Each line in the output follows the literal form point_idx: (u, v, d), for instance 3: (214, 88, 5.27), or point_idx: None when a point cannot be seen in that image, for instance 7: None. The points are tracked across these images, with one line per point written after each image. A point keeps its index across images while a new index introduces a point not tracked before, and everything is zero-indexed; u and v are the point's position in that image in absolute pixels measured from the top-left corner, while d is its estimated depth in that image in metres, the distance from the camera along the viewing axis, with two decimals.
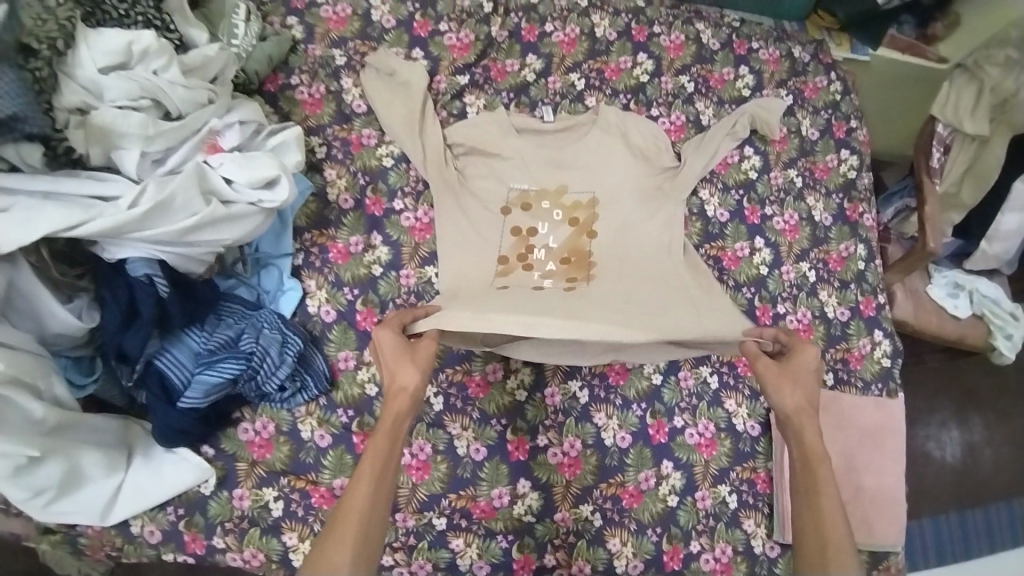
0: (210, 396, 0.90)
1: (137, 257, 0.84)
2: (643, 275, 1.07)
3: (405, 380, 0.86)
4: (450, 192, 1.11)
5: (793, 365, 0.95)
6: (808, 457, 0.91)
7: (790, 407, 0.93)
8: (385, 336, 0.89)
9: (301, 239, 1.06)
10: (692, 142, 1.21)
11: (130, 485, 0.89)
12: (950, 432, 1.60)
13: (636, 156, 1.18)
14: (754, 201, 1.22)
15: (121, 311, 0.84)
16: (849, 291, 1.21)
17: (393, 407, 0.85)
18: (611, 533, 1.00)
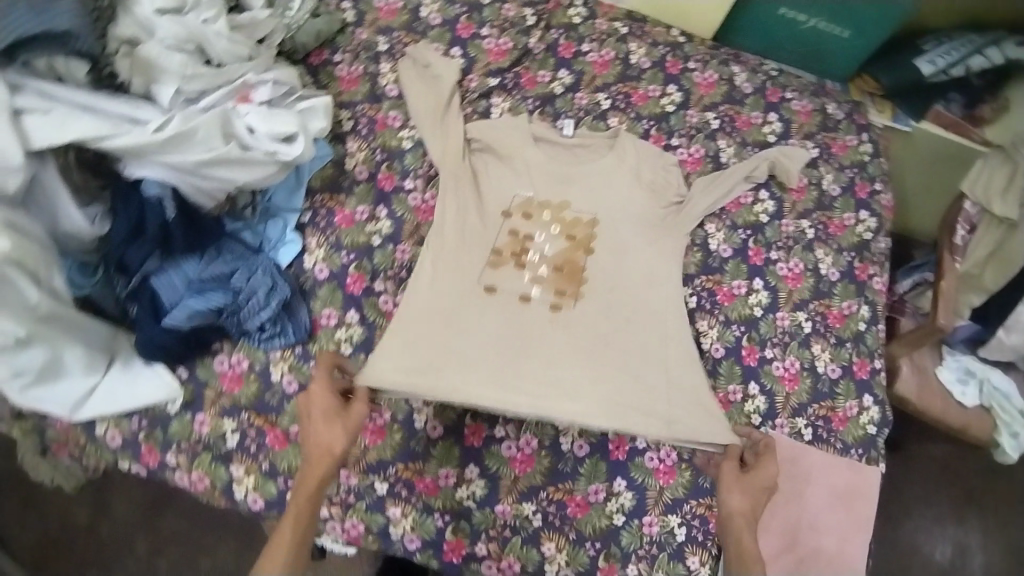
0: (193, 320, 0.96)
1: (153, 178, 0.94)
2: (630, 313, 1.06)
3: (332, 440, 0.87)
4: (456, 185, 1.14)
5: (754, 474, 0.94)
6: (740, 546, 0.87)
7: (735, 509, 0.90)
8: (319, 396, 0.91)
9: (312, 199, 1.13)
10: (710, 179, 1.20)
11: (104, 388, 0.97)
12: (945, 530, 1.50)
13: (644, 187, 1.16)
14: (760, 243, 1.22)
15: (129, 225, 0.93)
16: (844, 349, 1.18)
17: (318, 460, 0.86)
18: (547, 536, 0.99)
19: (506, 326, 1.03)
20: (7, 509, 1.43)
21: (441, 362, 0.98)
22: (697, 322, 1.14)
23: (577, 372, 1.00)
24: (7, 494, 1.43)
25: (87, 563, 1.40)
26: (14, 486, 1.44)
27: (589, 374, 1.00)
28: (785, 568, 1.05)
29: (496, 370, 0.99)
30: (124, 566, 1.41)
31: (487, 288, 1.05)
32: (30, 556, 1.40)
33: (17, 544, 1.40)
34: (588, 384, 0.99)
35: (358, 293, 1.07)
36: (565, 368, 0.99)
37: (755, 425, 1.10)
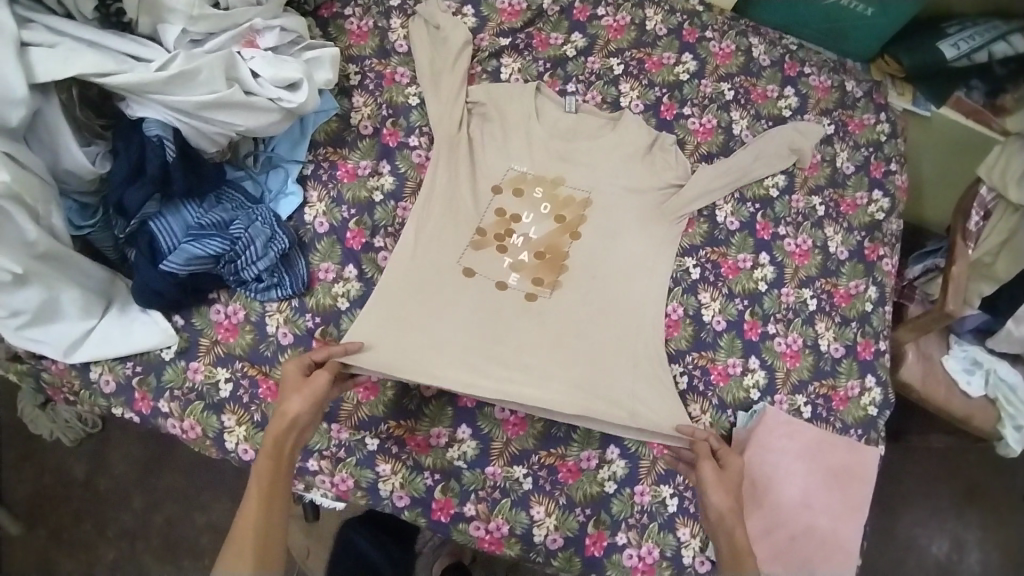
0: (190, 266, 0.94)
1: (155, 119, 0.92)
2: (605, 306, 1.07)
3: (297, 413, 0.85)
4: (451, 158, 1.13)
5: (729, 471, 0.92)
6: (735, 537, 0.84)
7: (726, 508, 0.87)
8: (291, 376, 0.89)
9: (315, 152, 1.11)
10: (708, 168, 1.17)
11: (100, 332, 0.95)
12: (939, 522, 1.49)
13: (643, 168, 1.16)
14: (769, 217, 1.19)
15: (129, 166, 0.91)
16: (848, 328, 1.16)
17: (282, 433, 0.84)
18: (537, 500, 0.97)
19: (480, 312, 1.04)
20: (6, 459, 1.44)
21: (412, 338, 0.99)
22: (698, 294, 1.11)
23: (543, 363, 1.02)
24: (7, 444, 1.45)
25: (81, 517, 1.42)
26: (14, 437, 1.45)
27: (554, 366, 1.02)
28: (778, 546, 1.02)
29: (464, 353, 1.00)
30: (119, 520, 1.42)
31: (467, 269, 1.07)
32: (25, 508, 1.42)
33: (15, 494, 1.42)
34: (551, 377, 1.01)
35: (357, 249, 1.06)
36: (534, 358, 1.02)
37: (753, 399, 1.08)
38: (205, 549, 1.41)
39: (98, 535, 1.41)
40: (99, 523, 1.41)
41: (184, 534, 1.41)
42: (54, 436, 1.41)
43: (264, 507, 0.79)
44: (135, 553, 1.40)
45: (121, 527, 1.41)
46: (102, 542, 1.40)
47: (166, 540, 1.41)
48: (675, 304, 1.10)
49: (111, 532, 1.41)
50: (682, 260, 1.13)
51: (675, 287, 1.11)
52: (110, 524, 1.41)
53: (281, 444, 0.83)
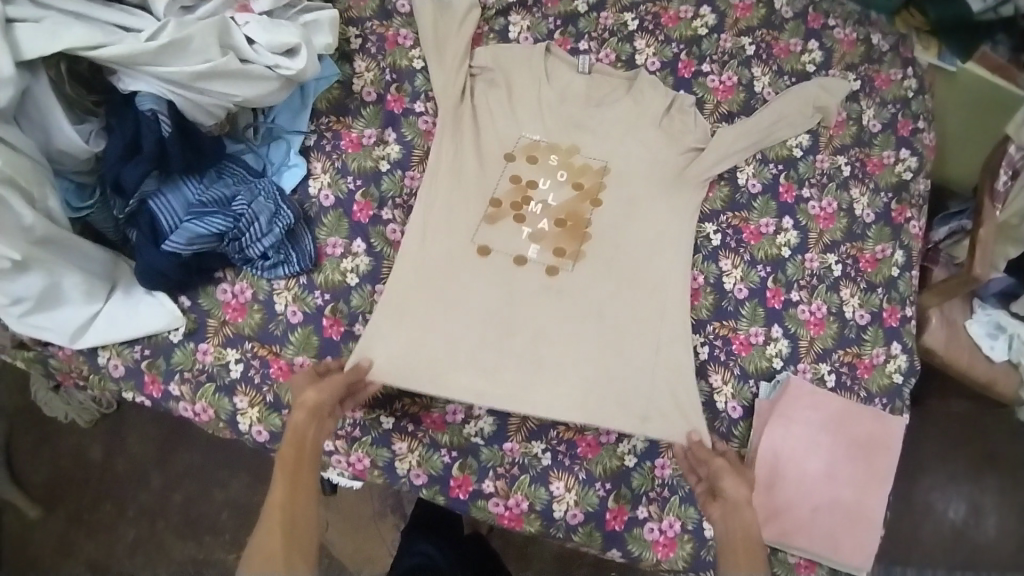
0: (193, 245, 0.91)
1: (148, 92, 0.87)
2: (623, 286, 1.03)
3: (313, 405, 0.85)
4: (457, 132, 1.08)
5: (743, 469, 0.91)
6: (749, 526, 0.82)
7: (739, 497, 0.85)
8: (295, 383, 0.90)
9: (318, 121, 1.06)
10: (731, 127, 1.11)
11: (106, 317, 0.93)
12: (959, 486, 1.48)
13: (662, 133, 1.11)
14: (793, 179, 1.14)
15: (124, 143, 0.87)
16: (874, 295, 1.12)
17: (300, 428, 0.83)
18: (557, 475, 0.96)
19: (496, 291, 1.01)
20: (22, 444, 1.45)
21: (429, 323, 0.98)
22: (719, 261, 1.08)
23: (558, 347, 0.99)
24: (22, 429, 1.46)
25: (99, 497, 1.43)
26: (30, 422, 1.46)
27: (570, 349, 0.99)
28: (802, 518, 1.00)
29: (481, 336, 0.98)
30: (137, 499, 1.43)
31: (482, 246, 1.03)
32: (43, 492, 1.43)
33: (33, 476, 1.43)
34: (565, 365, 0.98)
35: (365, 222, 1.02)
36: (548, 343, 0.99)
37: (776, 368, 1.05)
38: (225, 525, 1.42)
39: (118, 513, 1.42)
40: (117, 503, 1.42)
41: (203, 511, 1.42)
42: (69, 418, 1.42)
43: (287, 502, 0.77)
44: (155, 531, 1.41)
45: (139, 505, 1.42)
46: (121, 521, 1.41)
47: (186, 517, 1.42)
48: (695, 272, 1.07)
49: (130, 511, 1.42)
50: (703, 226, 1.09)
51: (696, 254, 1.07)
52: (129, 504, 1.42)
53: (299, 438, 0.82)
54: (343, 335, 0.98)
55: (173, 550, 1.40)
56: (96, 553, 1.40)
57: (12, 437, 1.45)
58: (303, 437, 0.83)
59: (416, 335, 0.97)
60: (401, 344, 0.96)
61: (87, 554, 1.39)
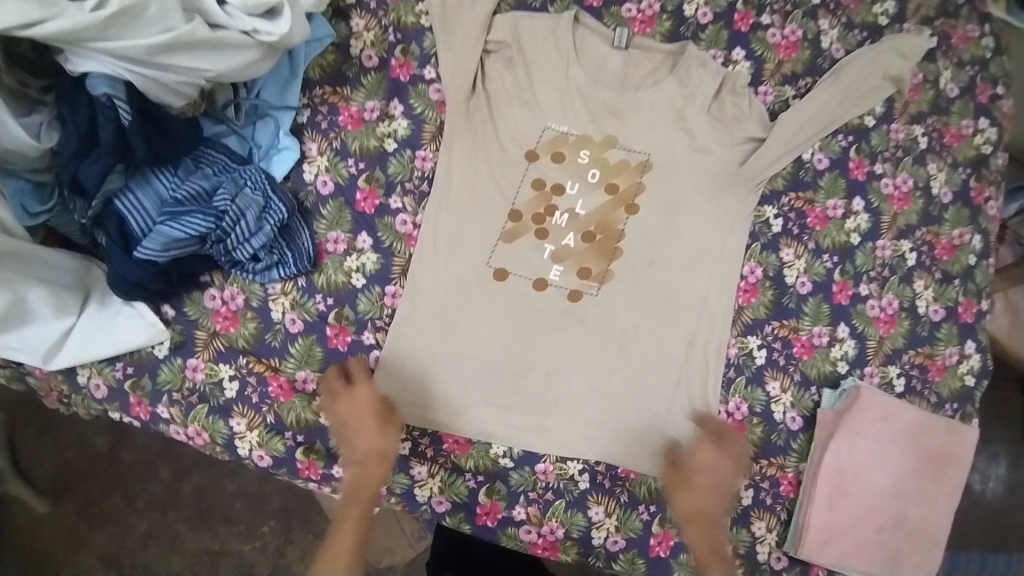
0: (170, 251, 0.79)
1: (101, 73, 0.73)
2: (659, 310, 0.89)
3: (380, 452, 0.77)
4: (468, 132, 0.91)
5: (694, 469, 0.80)
6: (699, 545, 0.77)
7: (685, 515, 0.78)
8: (348, 406, 0.80)
9: (310, 93, 0.91)
10: (796, 110, 0.93)
11: (80, 332, 0.83)
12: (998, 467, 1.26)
13: (713, 123, 0.93)
14: (864, 152, 0.97)
15: (78, 137, 0.74)
16: (950, 287, 0.98)
17: (363, 474, 0.77)
18: (596, 500, 0.86)
19: (511, 323, 0.87)
20: (23, 436, 1.31)
21: (434, 368, 0.86)
22: (780, 250, 0.93)
23: (579, 385, 0.87)
24: (24, 422, 1.31)
25: (109, 489, 1.31)
26: (29, 411, 1.32)
27: (593, 387, 0.87)
28: (862, 540, 0.90)
29: (491, 382, 0.86)
30: (148, 490, 1.31)
31: (498, 270, 0.88)
32: (51, 485, 1.30)
33: (38, 468, 1.30)
34: (587, 403, 0.87)
35: (370, 213, 0.89)
36: (568, 382, 0.87)
37: (841, 373, 0.92)
38: (239, 516, 1.32)
39: (127, 507, 1.30)
40: (127, 495, 1.31)
41: (214, 503, 1.31)
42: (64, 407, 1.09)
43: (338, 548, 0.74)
44: (168, 524, 1.30)
45: (150, 497, 1.31)
46: (132, 513, 1.30)
47: (199, 508, 1.32)
48: (752, 264, 0.92)
49: (140, 503, 1.30)
50: (761, 209, 0.94)
51: (752, 244, 0.93)
52: (139, 496, 1.30)
53: (365, 488, 0.76)
54: (350, 346, 0.86)
55: (187, 543, 1.30)
56: (109, 547, 1.28)
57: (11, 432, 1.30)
58: (364, 484, 0.77)
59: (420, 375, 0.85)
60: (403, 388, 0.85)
61: (98, 548, 1.28)
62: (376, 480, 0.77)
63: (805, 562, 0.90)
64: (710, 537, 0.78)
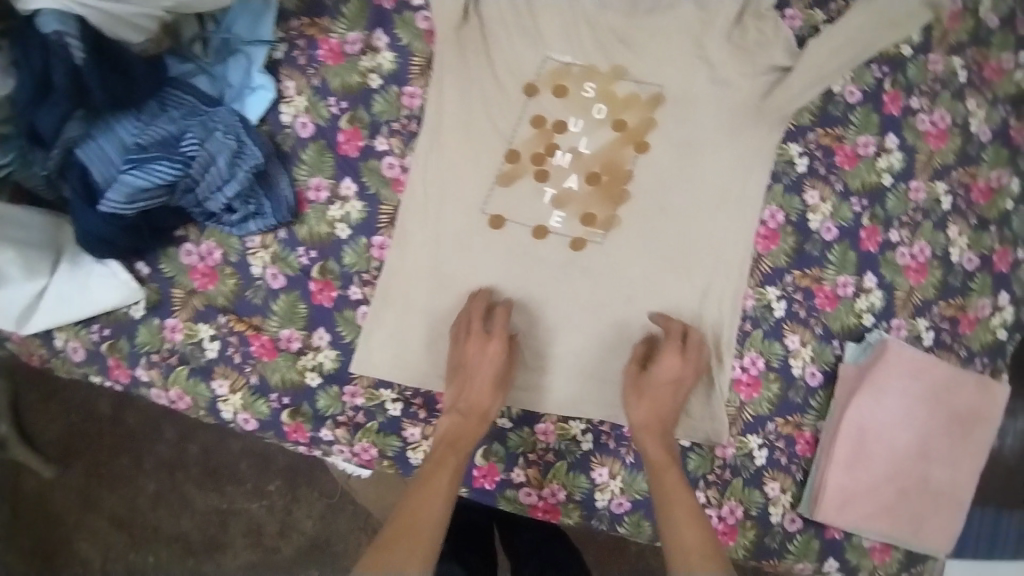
0: (136, 204, 0.71)
1: (51, 9, 0.66)
2: (672, 258, 0.82)
3: (489, 409, 0.74)
4: (461, 65, 0.82)
5: (653, 373, 0.75)
6: (654, 453, 0.73)
7: (639, 422, 0.75)
8: (479, 352, 0.74)
9: (286, 26, 0.82)
10: (827, 35, 0.82)
11: (55, 294, 0.77)
12: None
13: (734, 51, 0.83)
14: (900, 84, 0.87)
15: (32, 81, 0.66)
16: (986, 234, 0.90)
17: (468, 426, 0.73)
18: (600, 461, 0.81)
19: (510, 274, 0.80)
20: (28, 399, 1.22)
21: (429, 323, 0.80)
22: (805, 192, 0.85)
23: (584, 339, 0.81)
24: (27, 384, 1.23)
25: (116, 450, 1.22)
26: (29, 374, 1.23)
27: (599, 342, 0.81)
28: (882, 502, 0.85)
29: None
30: (154, 450, 1.22)
31: (495, 217, 0.81)
32: (59, 449, 1.22)
33: (45, 433, 1.22)
34: (592, 358, 0.81)
35: (353, 156, 0.81)
36: (572, 336, 0.81)
37: (866, 327, 0.85)
38: (246, 475, 1.21)
39: (135, 469, 1.21)
40: (133, 456, 1.21)
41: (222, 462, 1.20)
42: None
43: (430, 494, 0.67)
44: (176, 485, 1.21)
45: (156, 458, 1.21)
46: (139, 473, 1.21)
47: (206, 468, 1.21)
48: (773, 208, 0.84)
49: (148, 463, 1.21)
50: (785, 147, 0.85)
51: (774, 185, 0.84)
52: (146, 456, 1.21)
53: (462, 441, 0.72)
54: (336, 302, 0.80)
55: (196, 503, 1.20)
56: (120, 509, 1.21)
57: (16, 395, 1.22)
58: (463, 436, 0.73)
59: (414, 329, 0.80)
60: (394, 343, 0.79)
61: (110, 509, 1.21)
62: (477, 437, 0.73)
63: (820, 524, 0.86)
64: (667, 443, 0.73)
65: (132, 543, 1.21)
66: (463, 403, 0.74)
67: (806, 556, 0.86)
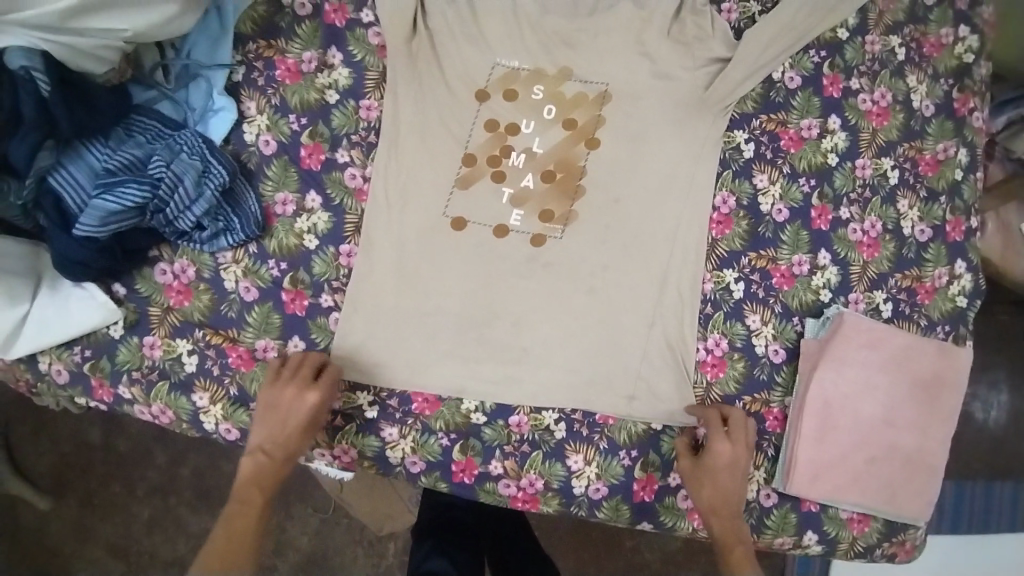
0: (109, 226, 0.74)
1: (17, 47, 0.67)
2: (629, 247, 0.85)
3: (297, 452, 0.75)
4: (414, 76, 0.86)
5: (706, 460, 0.78)
6: (723, 537, 0.76)
7: (705, 505, 0.78)
8: (295, 397, 0.75)
9: (244, 49, 0.86)
10: (760, 27, 0.87)
11: (36, 318, 0.80)
12: (1001, 395, 1.22)
13: (674, 46, 0.87)
14: (838, 67, 0.91)
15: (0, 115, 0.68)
16: (936, 205, 0.93)
17: (271, 468, 0.74)
18: (574, 448, 0.83)
19: (474, 272, 0.84)
20: (20, 434, 1.24)
21: (399, 325, 0.83)
22: (754, 176, 0.88)
23: (550, 330, 0.84)
24: (19, 419, 1.24)
25: (107, 479, 1.23)
26: (20, 407, 1.24)
27: (564, 331, 0.84)
28: (855, 472, 0.87)
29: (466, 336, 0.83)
30: (146, 476, 1.23)
31: (456, 220, 0.84)
32: (51, 480, 1.23)
33: (36, 466, 1.23)
34: (559, 347, 0.84)
35: (317, 169, 0.84)
36: (538, 328, 0.84)
37: (824, 302, 0.88)
38: None
39: (128, 495, 1.23)
40: (127, 483, 1.23)
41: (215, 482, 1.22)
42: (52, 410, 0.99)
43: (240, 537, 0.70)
44: (169, 509, 1.22)
45: (149, 483, 1.22)
46: (133, 500, 1.22)
47: (200, 490, 1.22)
48: (724, 193, 0.87)
49: (140, 490, 1.22)
50: (731, 134, 0.88)
51: (724, 171, 0.88)
52: (138, 483, 1.23)
53: (265, 482, 0.73)
54: (308, 310, 0.83)
55: (190, 525, 1.21)
56: (115, 536, 1.22)
57: (8, 430, 1.23)
58: (266, 476, 0.74)
59: (384, 331, 0.83)
60: (365, 347, 0.82)
61: (105, 539, 1.22)
62: (280, 478, 0.75)
63: (797, 497, 0.88)
64: (734, 526, 0.76)
65: (129, 571, 1.22)
66: (269, 444, 0.74)
67: (785, 530, 0.88)
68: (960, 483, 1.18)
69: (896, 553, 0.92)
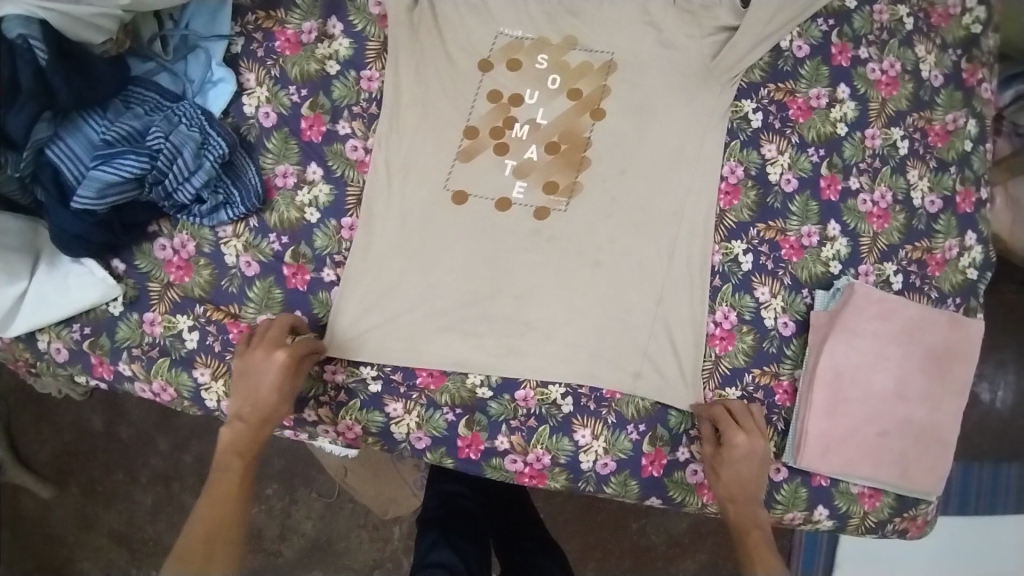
0: (107, 198, 0.73)
1: (15, 16, 0.66)
2: (634, 218, 0.84)
3: (274, 414, 0.74)
4: (416, 48, 0.85)
5: (727, 453, 0.77)
6: (741, 525, 0.76)
7: (724, 495, 0.78)
8: (262, 360, 0.73)
9: (243, 20, 0.85)
10: None
11: (33, 296, 0.78)
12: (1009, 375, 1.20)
13: (680, 14, 0.85)
14: (847, 36, 0.90)
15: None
16: (946, 175, 0.92)
17: (249, 434, 0.73)
18: (581, 423, 0.82)
19: (475, 246, 0.82)
20: (20, 422, 1.21)
21: (399, 299, 0.81)
22: (762, 146, 0.86)
23: (554, 303, 0.82)
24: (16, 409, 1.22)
25: (109, 467, 1.22)
26: (18, 397, 1.22)
27: (568, 305, 0.82)
28: (865, 445, 0.86)
29: (467, 311, 0.82)
30: (148, 463, 1.21)
31: (458, 193, 0.83)
32: (53, 468, 1.21)
33: (37, 455, 1.21)
34: (563, 320, 0.82)
35: (317, 141, 0.83)
36: (541, 302, 0.82)
37: (834, 274, 0.87)
38: None
39: (130, 482, 1.21)
40: (129, 470, 1.21)
41: None
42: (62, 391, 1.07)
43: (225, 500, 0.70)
44: (173, 496, 1.21)
45: (152, 470, 1.21)
46: (136, 487, 1.21)
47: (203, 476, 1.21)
48: (732, 164, 0.86)
49: (143, 477, 1.21)
50: (738, 104, 0.87)
51: (731, 141, 0.86)
52: (141, 470, 1.21)
53: (244, 448, 0.73)
54: (310, 285, 0.82)
55: None
56: (119, 524, 1.21)
57: (8, 417, 1.21)
58: (245, 443, 0.73)
59: (385, 305, 0.81)
60: (365, 322, 0.81)
61: (110, 527, 1.21)
62: (260, 442, 0.73)
63: (807, 472, 0.86)
64: (751, 512, 0.76)
65: (133, 559, 1.21)
66: (245, 410, 0.73)
67: (796, 505, 0.86)
68: (967, 464, 1.16)
69: (906, 528, 0.91)
